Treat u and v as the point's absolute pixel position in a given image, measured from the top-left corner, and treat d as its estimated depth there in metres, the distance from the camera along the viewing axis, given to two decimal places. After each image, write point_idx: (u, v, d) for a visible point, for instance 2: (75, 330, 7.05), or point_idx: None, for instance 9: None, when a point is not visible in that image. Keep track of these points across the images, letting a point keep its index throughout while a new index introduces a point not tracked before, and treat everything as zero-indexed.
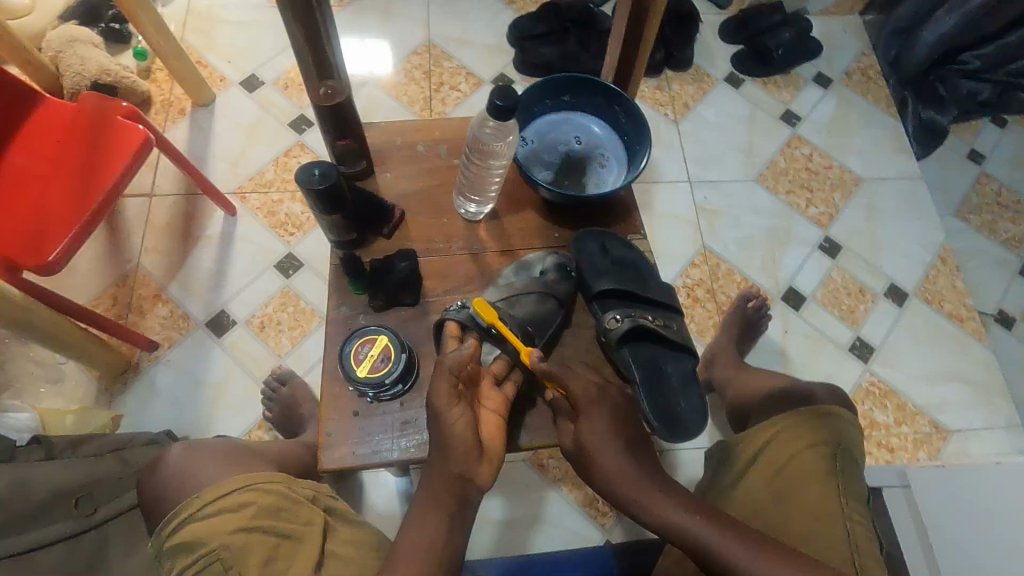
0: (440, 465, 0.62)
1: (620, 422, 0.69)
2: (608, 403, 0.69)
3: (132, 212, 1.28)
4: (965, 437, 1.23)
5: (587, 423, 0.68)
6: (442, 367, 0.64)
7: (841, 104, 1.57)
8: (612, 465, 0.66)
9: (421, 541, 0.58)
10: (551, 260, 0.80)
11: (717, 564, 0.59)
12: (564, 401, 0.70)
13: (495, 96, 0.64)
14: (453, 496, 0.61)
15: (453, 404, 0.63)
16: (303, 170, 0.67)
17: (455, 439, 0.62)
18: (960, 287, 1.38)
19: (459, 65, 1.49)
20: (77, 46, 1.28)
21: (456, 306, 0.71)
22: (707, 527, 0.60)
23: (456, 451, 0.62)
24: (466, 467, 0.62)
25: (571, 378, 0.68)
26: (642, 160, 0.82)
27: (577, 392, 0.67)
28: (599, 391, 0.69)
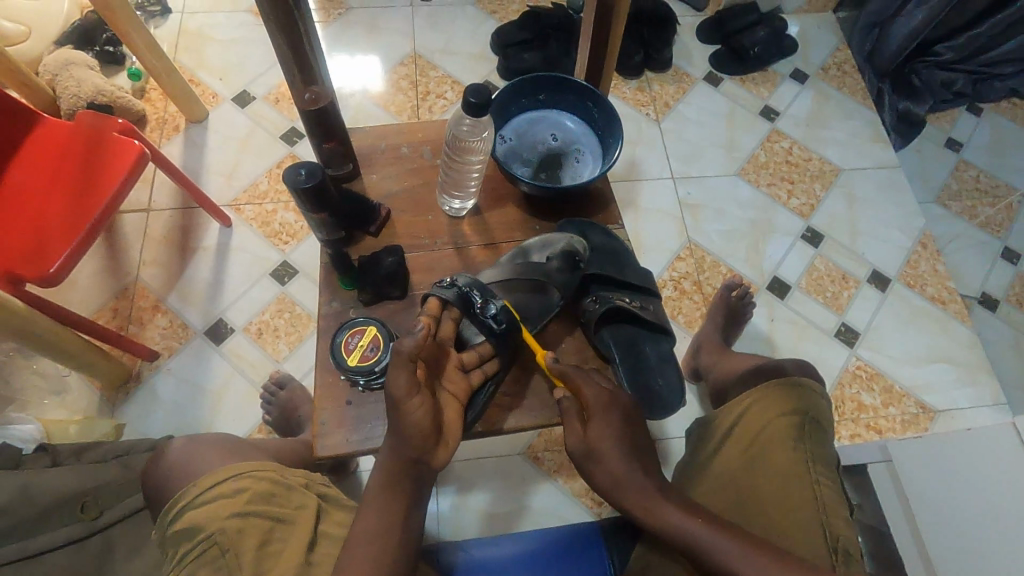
0: (398, 449, 0.63)
1: (629, 431, 0.69)
2: (618, 409, 0.70)
3: (130, 227, 1.31)
4: (952, 416, 1.25)
5: (596, 427, 0.68)
6: (400, 355, 0.62)
7: (818, 99, 1.61)
8: (616, 465, 0.67)
9: (379, 522, 0.61)
10: (560, 248, 0.79)
11: (716, 566, 0.59)
12: (574, 405, 0.71)
13: (469, 93, 0.68)
14: (407, 479, 0.63)
15: (412, 394, 0.62)
16: (289, 170, 0.70)
17: (411, 427, 0.63)
18: (942, 271, 1.41)
19: (445, 74, 1.53)
20: (73, 69, 1.33)
21: (444, 284, 0.73)
22: (704, 528, 0.61)
23: (412, 437, 0.63)
24: (422, 450, 0.63)
25: (584, 382, 0.71)
26: (615, 152, 0.85)
27: (591, 397, 0.69)
28: (611, 398, 0.70)
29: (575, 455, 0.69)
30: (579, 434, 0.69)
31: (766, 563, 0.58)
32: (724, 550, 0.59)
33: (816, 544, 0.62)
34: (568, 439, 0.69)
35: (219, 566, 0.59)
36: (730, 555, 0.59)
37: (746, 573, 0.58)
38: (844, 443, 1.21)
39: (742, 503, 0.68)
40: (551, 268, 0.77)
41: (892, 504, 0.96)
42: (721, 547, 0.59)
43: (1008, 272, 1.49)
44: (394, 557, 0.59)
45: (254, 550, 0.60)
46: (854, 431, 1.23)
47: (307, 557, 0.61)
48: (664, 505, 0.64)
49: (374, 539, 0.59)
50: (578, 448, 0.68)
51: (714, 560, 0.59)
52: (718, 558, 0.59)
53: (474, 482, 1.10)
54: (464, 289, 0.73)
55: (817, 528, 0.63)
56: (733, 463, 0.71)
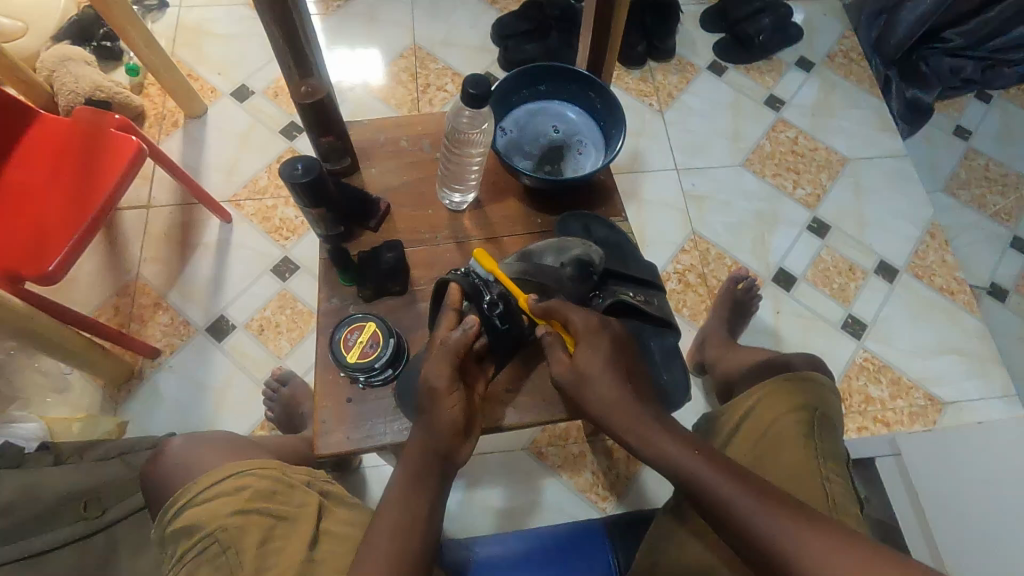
0: (424, 445, 0.63)
1: (616, 355, 0.69)
2: (607, 335, 0.70)
3: (130, 224, 1.30)
4: (961, 408, 1.24)
5: (586, 351, 0.68)
6: (447, 347, 0.67)
7: (824, 87, 1.58)
8: (608, 392, 0.66)
9: (400, 518, 0.60)
10: (576, 253, 0.78)
11: (695, 486, 0.60)
12: (562, 343, 0.70)
13: (467, 84, 0.67)
14: (434, 471, 0.63)
15: (452, 389, 0.65)
16: (286, 165, 0.69)
17: (443, 423, 0.64)
18: (950, 261, 1.39)
19: (446, 66, 1.51)
20: (70, 64, 1.31)
21: (459, 271, 0.74)
22: (704, 463, 0.61)
23: (441, 432, 0.63)
24: (449, 445, 0.64)
25: (572, 311, 0.70)
26: (618, 143, 0.84)
27: (579, 321, 0.69)
28: (599, 322, 0.70)
29: (565, 381, 0.68)
30: (563, 362, 0.69)
31: (774, 509, 0.56)
32: (728, 492, 0.58)
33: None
34: (553, 368, 0.70)
35: (219, 564, 0.59)
36: (735, 497, 0.58)
37: (753, 519, 0.56)
38: (851, 436, 1.20)
39: None
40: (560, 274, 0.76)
41: (901, 499, 0.96)
42: (725, 487, 0.59)
43: (1018, 262, 1.47)
44: (412, 554, 0.58)
45: (255, 548, 0.60)
46: (861, 424, 1.21)
47: (309, 554, 0.61)
48: (660, 435, 0.64)
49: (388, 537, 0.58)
50: (564, 376, 0.68)
51: (718, 502, 0.58)
52: (724, 501, 0.58)
53: (479, 478, 1.09)
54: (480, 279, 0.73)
55: (827, 515, 0.62)
56: (743, 455, 0.70)
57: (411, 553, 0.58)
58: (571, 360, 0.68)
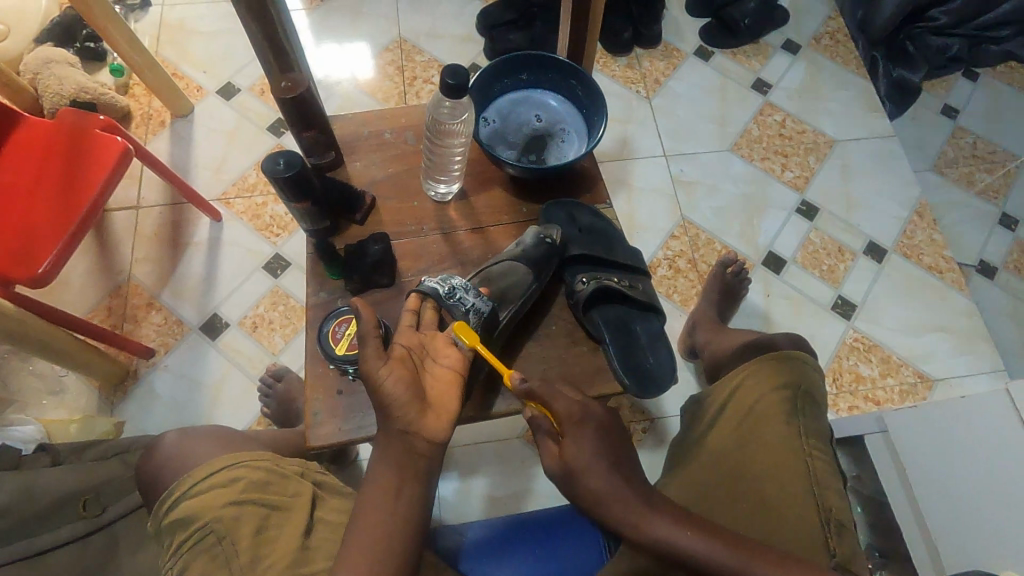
0: (384, 425, 0.63)
1: (606, 444, 0.68)
2: (590, 423, 0.68)
3: (119, 225, 1.30)
4: (950, 385, 1.25)
5: (572, 446, 0.67)
6: (364, 331, 0.65)
7: (811, 69, 1.58)
8: (599, 485, 0.65)
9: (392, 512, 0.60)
10: (528, 233, 0.81)
11: (696, 565, 0.59)
12: (546, 422, 0.70)
13: (446, 74, 0.67)
14: (403, 452, 0.62)
15: (383, 361, 0.63)
16: (268, 159, 0.69)
17: (386, 394, 0.62)
18: (938, 240, 1.40)
19: (432, 58, 1.51)
20: (54, 67, 1.31)
21: (422, 280, 0.75)
22: (699, 543, 0.60)
23: (391, 407, 0.62)
24: (408, 421, 0.62)
25: (555, 397, 0.68)
26: (600, 131, 0.84)
27: (562, 411, 0.68)
28: (581, 411, 0.68)
29: (558, 476, 0.69)
30: (554, 453, 0.69)
31: (771, 574, 0.56)
32: (726, 569, 0.58)
33: (812, 522, 0.61)
34: (546, 459, 0.70)
35: (215, 555, 0.60)
36: (735, 572, 0.57)
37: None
38: (842, 415, 1.22)
39: (733, 475, 0.68)
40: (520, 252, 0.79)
41: (890, 474, 0.97)
42: (723, 565, 0.58)
43: (1006, 238, 1.48)
44: (403, 538, 0.59)
45: (250, 537, 0.60)
46: (852, 403, 1.23)
47: (303, 542, 0.62)
48: (653, 523, 0.62)
49: (373, 528, 0.58)
50: (556, 469, 0.69)
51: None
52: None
53: (475, 467, 1.10)
54: (433, 281, 0.73)
55: (808, 491, 0.63)
56: (727, 434, 0.72)
57: (399, 543, 0.58)
58: (560, 453, 0.68)
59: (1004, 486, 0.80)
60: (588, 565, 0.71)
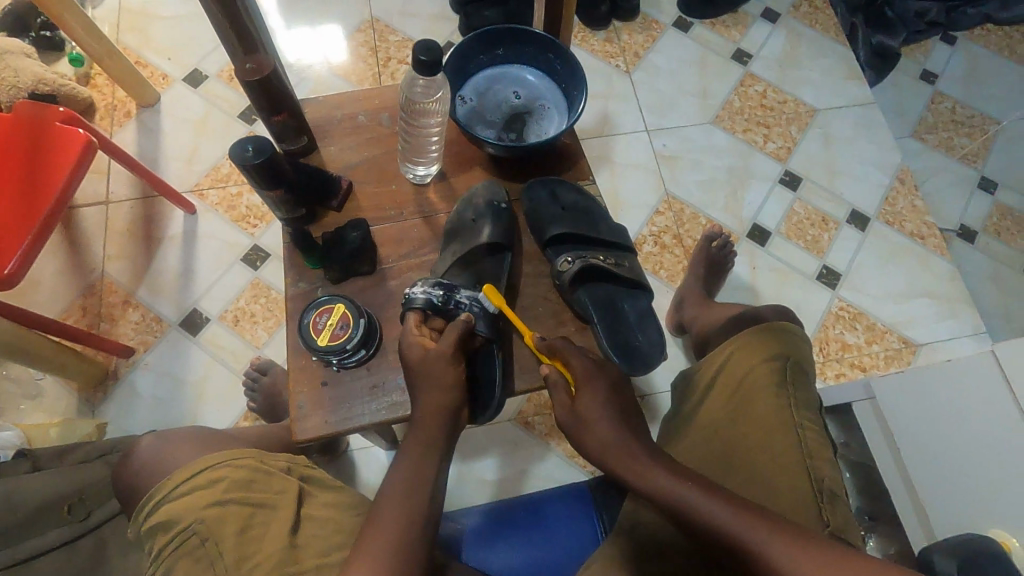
0: (430, 409, 0.66)
1: (617, 399, 0.70)
2: (603, 378, 0.70)
3: (89, 221, 1.26)
4: (933, 349, 1.27)
5: (586, 395, 0.69)
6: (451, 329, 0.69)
7: (790, 38, 1.57)
8: (605, 434, 0.67)
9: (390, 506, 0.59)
10: (483, 200, 0.81)
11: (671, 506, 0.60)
12: (562, 380, 0.71)
13: (418, 50, 0.65)
14: (442, 435, 0.66)
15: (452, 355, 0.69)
16: (236, 146, 0.66)
17: (448, 385, 0.67)
18: (920, 206, 1.40)
19: (405, 38, 1.47)
20: (8, 58, 1.24)
21: (415, 291, 0.71)
22: (688, 488, 0.60)
23: (448, 397, 0.67)
24: (449, 406, 0.67)
25: (572, 353, 0.71)
26: (581, 104, 0.82)
27: (577, 366, 0.70)
28: (596, 368, 0.70)
29: (568, 428, 0.70)
30: (565, 404, 0.70)
31: (751, 522, 0.56)
32: (715, 516, 0.57)
33: (806, 493, 0.61)
34: (557, 411, 0.71)
35: (199, 557, 0.59)
36: (724, 523, 0.56)
37: (743, 540, 0.55)
38: (829, 384, 1.23)
39: (725, 450, 0.68)
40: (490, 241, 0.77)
41: (878, 439, 0.99)
42: (710, 513, 0.57)
43: (986, 203, 1.49)
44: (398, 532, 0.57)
45: (234, 537, 0.59)
46: (839, 370, 1.24)
47: (290, 541, 0.60)
48: (640, 465, 0.64)
49: (395, 517, 0.58)
50: (567, 419, 0.70)
51: (706, 527, 0.57)
52: (712, 526, 0.57)
53: (468, 452, 1.09)
54: (432, 289, 0.71)
55: (802, 463, 0.63)
56: (718, 411, 0.71)
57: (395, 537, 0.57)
58: (572, 404, 0.70)
59: (993, 450, 0.80)
60: (585, 545, 0.71)
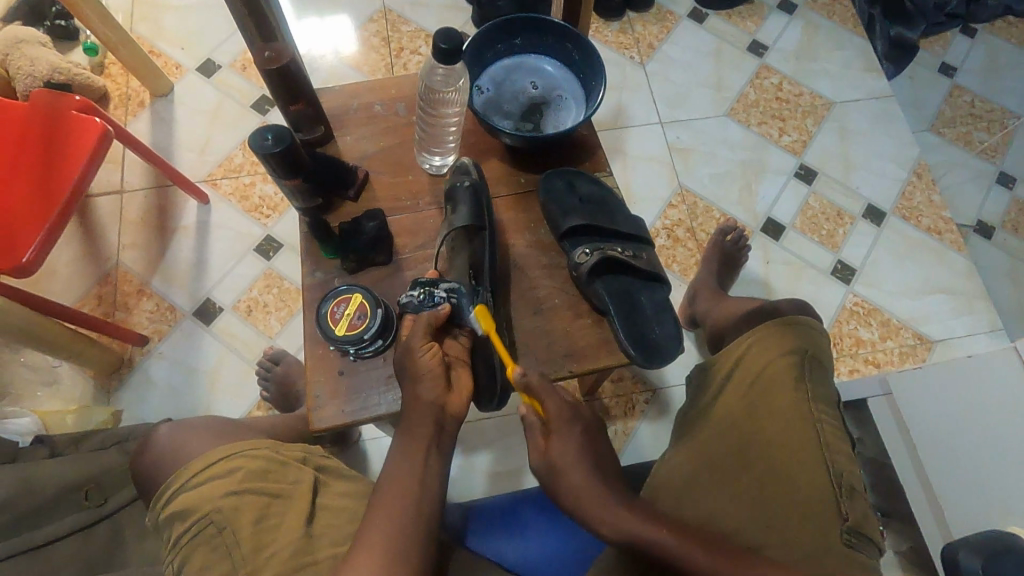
0: (414, 398, 0.65)
1: (590, 443, 0.68)
2: (578, 426, 0.68)
3: (104, 210, 1.27)
4: (949, 346, 1.26)
5: (558, 442, 0.66)
6: (418, 321, 0.68)
7: (807, 29, 1.54)
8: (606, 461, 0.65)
9: (407, 495, 0.59)
10: (459, 174, 0.79)
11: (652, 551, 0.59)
12: (536, 418, 0.70)
13: (439, 39, 0.65)
14: (430, 423, 0.64)
15: (427, 344, 0.67)
16: (255, 135, 0.66)
17: (425, 372, 0.65)
18: (937, 201, 1.38)
19: (417, 28, 1.46)
20: (23, 46, 1.25)
21: (400, 300, 0.72)
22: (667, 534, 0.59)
23: (427, 383, 0.65)
24: (437, 395, 0.65)
25: (547, 395, 0.68)
26: (599, 95, 0.82)
27: (552, 408, 0.67)
28: (572, 412, 0.68)
29: (540, 473, 0.67)
30: (540, 449, 0.68)
31: (731, 571, 0.56)
32: (701, 565, 0.57)
33: (822, 488, 0.61)
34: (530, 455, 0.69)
35: (216, 545, 0.59)
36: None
37: None
38: (843, 379, 1.22)
39: (742, 443, 0.67)
40: (456, 228, 0.74)
41: (893, 436, 0.98)
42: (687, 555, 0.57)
43: (1004, 198, 1.47)
44: (415, 521, 0.57)
45: (252, 526, 0.59)
46: (853, 366, 1.23)
47: (307, 530, 0.61)
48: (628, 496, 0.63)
49: (413, 506, 0.58)
50: (540, 467, 0.67)
51: (690, 569, 0.57)
52: (696, 570, 0.56)
53: (478, 443, 1.10)
54: (406, 294, 0.71)
55: (820, 459, 0.63)
56: (734, 405, 0.70)
57: (412, 525, 0.57)
58: (545, 449, 0.67)
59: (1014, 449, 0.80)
60: (587, 541, 0.70)
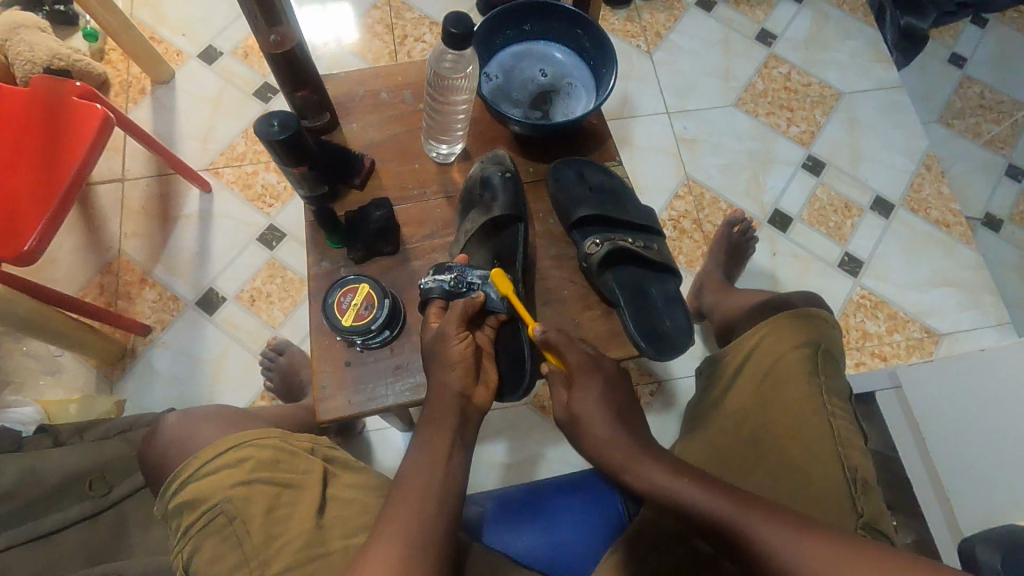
0: (441, 389, 0.64)
1: (610, 395, 0.68)
2: (600, 372, 0.69)
3: (105, 199, 1.25)
4: (955, 339, 1.25)
5: (580, 391, 0.68)
6: (455, 307, 0.67)
7: (817, 18, 1.52)
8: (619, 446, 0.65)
9: (419, 486, 0.58)
10: (488, 164, 0.78)
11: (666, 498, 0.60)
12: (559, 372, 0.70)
13: (449, 23, 0.63)
14: (453, 415, 0.63)
15: (461, 333, 0.66)
16: (261, 121, 0.65)
17: (457, 362, 0.65)
18: (946, 193, 1.37)
19: (422, 15, 1.44)
20: (22, 32, 1.23)
21: (427, 280, 0.70)
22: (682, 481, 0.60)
23: (457, 374, 0.65)
24: (464, 386, 0.65)
25: (568, 348, 0.68)
26: (610, 82, 0.80)
27: (573, 361, 0.68)
28: (594, 363, 0.69)
29: (563, 424, 0.70)
30: (563, 400, 0.70)
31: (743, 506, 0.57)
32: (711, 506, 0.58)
33: (838, 482, 0.61)
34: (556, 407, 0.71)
35: (227, 535, 0.59)
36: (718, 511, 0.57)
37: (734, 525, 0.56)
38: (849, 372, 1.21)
39: (755, 437, 0.67)
40: (493, 219, 0.74)
41: (902, 429, 0.97)
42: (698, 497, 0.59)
43: (1013, 190, 1.45)
44: (429, 512, 0.56)
45: (262, 516, 0.59)
46: (859, 359, 1.22)
47: (318, 521, 0.60)
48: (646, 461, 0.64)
49: (426, 497, 0.58)
50: (564, 417, 0.69)
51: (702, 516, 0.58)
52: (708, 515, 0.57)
53: (483, 434, 1.09)
54: (436, 276, 0.70)
55: (834, 453, 0.62)
56: (746, 399, 0.70)
57: (425, 517, 0.56)
58: (568, 401, 0.69)
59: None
60: (609, 521, 0.70)
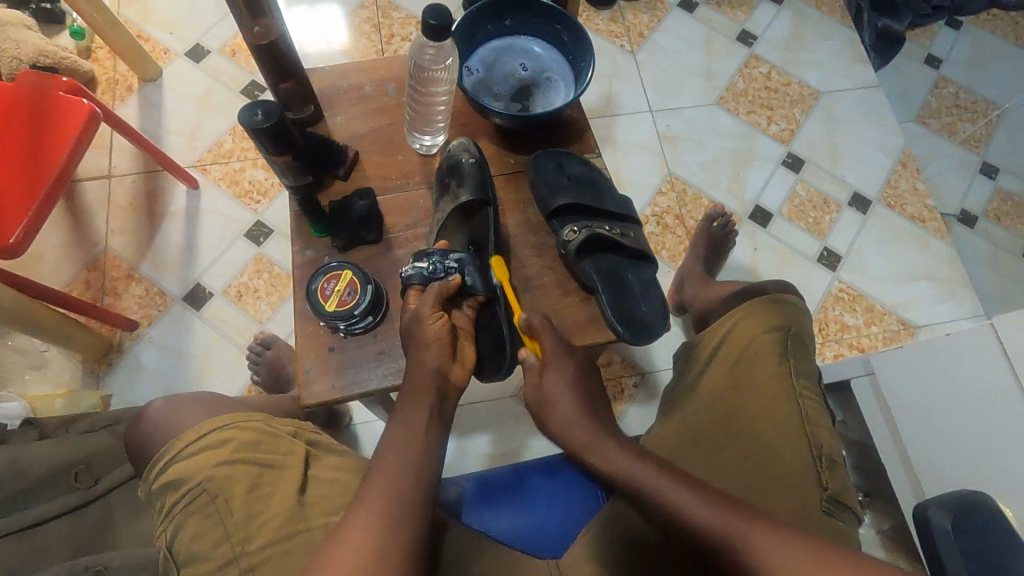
0: (418, 363, 0.66)
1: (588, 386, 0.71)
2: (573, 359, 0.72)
3: (92, 196, 1.26)
4: (931, 331, 1.28)
5: (554, 376, 0.70)
6: (430, 289, 0.69)
7: (796, 19, 1.56)
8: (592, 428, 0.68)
9: (401, 463, 0.59)
10: (456, 152, 0.79)
11: (652, 501, 0.60)
12: (534, 359, 0.71)
13: (428, 15, 0.65)
14: (430, 391, 0.65)
15: (436, 313, 0.68)
16: (245, 110, 0.66)
17: (432, 341, 0.66)
18: (921, 190, 1.41)
19: (408, 15, 1.46)
20: (9, 29, 1.23)
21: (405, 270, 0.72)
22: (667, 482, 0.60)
23: (432, 352, 0.66)
24: (441, 363, 0.66)
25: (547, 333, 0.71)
26: (587, 75, 0.82)
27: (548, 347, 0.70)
28: (567, 351, 0.71)
29: (531, 405, 0.71)
30: (535, 383, 0.71)
31: (731, 516, 0.56)
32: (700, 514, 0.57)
33: (805, 457, 0.63)
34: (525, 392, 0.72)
35: (210, 513, 0.60)
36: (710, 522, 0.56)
37: (725, 537, 0.55)
38: (828, 364, 1.24)
39: (729, 415, 0.69)
40: (463, 205, 0.75)
41: (875, 414, 1.00)
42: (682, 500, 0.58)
43: (987, 187, 1.49)
44: (409, 487, 0.58)
45: (245, 495, 0.60)
46: (838, 350, 1.25)
47: (300, 500, 0.62)
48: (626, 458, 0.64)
49: (408, 472, 0.59)
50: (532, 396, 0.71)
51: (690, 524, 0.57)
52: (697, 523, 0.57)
53: (469, 426, 1.11)
54: (412, 263, 0.71)
55: (803, 429, 0.65)
56: (720, 378, 0.72)
57: (407, 492, 0.58)
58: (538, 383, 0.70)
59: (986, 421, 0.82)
60: (587, 501, 0.72)
